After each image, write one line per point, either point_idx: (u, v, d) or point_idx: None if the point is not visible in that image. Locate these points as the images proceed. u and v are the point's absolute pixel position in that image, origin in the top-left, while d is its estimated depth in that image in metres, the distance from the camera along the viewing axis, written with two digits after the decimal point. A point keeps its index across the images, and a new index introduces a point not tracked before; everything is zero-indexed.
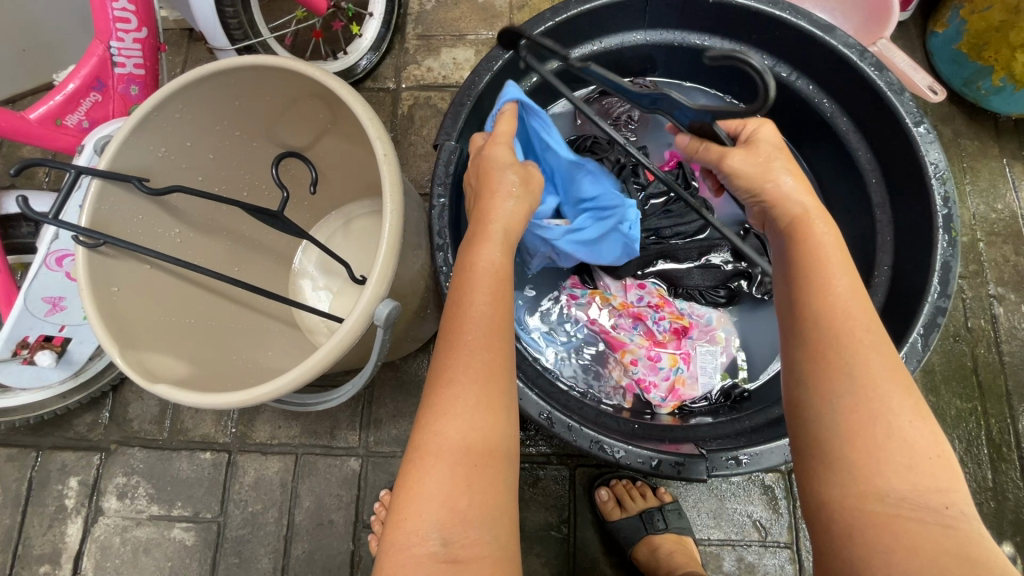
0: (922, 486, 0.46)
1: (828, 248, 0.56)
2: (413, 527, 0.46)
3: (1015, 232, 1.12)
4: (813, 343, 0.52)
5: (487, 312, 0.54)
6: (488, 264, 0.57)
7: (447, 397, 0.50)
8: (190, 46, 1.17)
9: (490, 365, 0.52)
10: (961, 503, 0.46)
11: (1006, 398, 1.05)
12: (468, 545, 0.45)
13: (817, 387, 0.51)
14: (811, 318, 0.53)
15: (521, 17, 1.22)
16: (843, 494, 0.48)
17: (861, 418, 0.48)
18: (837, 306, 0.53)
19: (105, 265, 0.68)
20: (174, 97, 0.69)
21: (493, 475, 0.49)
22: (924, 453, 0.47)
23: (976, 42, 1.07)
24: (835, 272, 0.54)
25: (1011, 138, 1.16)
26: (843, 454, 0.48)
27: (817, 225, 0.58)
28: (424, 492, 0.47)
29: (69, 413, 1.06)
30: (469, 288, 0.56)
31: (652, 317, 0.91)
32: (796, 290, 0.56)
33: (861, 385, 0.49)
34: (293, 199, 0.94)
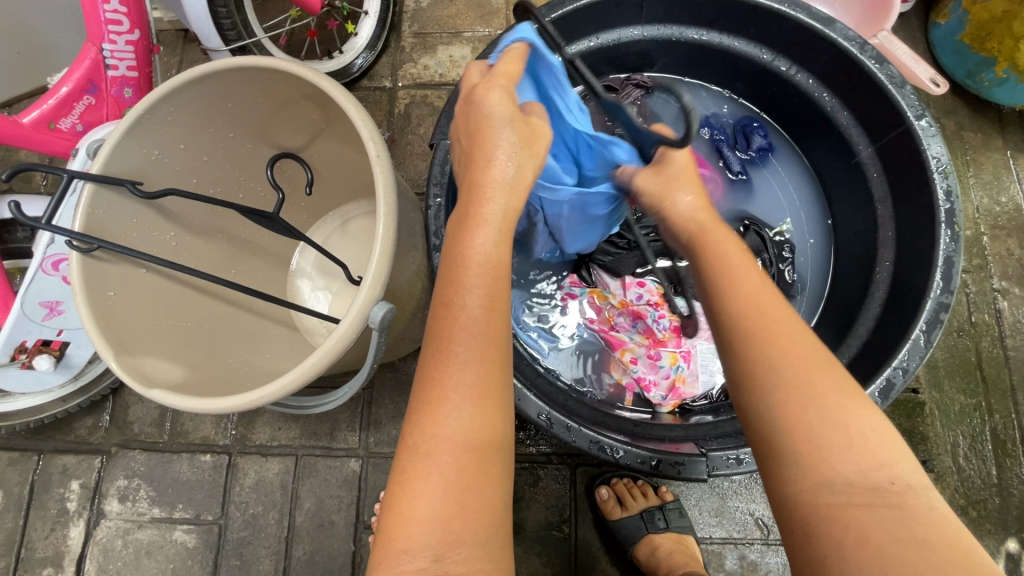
0: (866, 464, 0.45)
1: (733, 254, 0.59)
2: (406, 543, 0.46)
3: (1019, 225, 1.11)
4: (734, 339, 0.53)
5: (481, 316, 0.51)
6: (482, 259, 0.53)
7: (439, 410, 0.49)
8: (185, 47, 1.16)
9: (484, 374, 0.50)
10: (903, 474, 0.46)
11: (1010, 393, 1.04)
12: (460, 560, 0.45)
13: (747, 378, 0.51)
14: (730, 316, 0.54)
15: (517, 13, 1.21)
16: (799, 488, 0.46)
17: (796, 406, 0.48)
18: (750, 302, 0.53)
19: (100, 269, 0.68)
20: (166, 100, 0.68)
21: (485, 486, 0.49)
22: (865, 437, 0.47)
23: (979, 33, 1.05)
24: (741, 278, 0.56)
25: (1015, 130, 1.15)
26: (785, 443, 0.47)
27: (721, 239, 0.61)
28: (416, 508, 0.47)
29: (69, 417, 1.06)
30: (461, 287, 0.52)
31: (652, 316, 0.89)
32: (715, 290, 0.56)
33: (790, 374, 0.49)
34: (289, 200, 0.93)
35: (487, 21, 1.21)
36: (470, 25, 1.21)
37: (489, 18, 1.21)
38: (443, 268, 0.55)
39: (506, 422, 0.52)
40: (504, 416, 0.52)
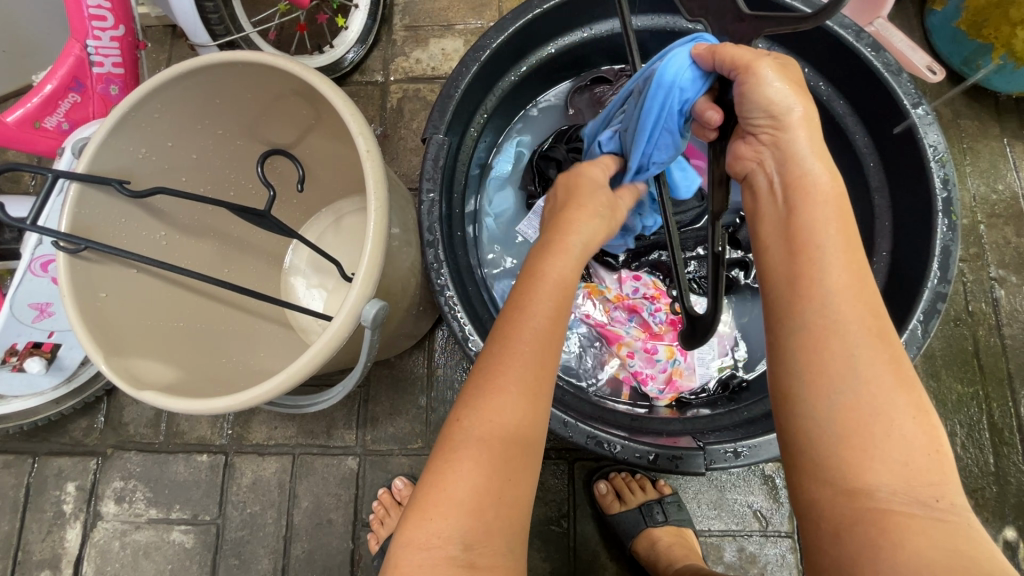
0: (916, 480, 0.45)
1: (829, 215, 0.51)
2: (437, 529, 0.46)
3: (1016, 213, 1.10)
4: (815, 330, 0.49)
5: (545, 323, 0.52)
6: (559, 274, 0.54)
7: (493, 405, 0.48)
8: (173, 43, 1.15)
9: (542, 375, 0.50)
10: (952, 493, 0.45)
11: (1008, 381, 1.04)
12: (486, 554, 0.45)
13: (814, 378, 0.48)
14: (817, 301, 0.49)
15: (510, 4, 1.19)
16: (833, 493, 0.46)
17: (857, 415, 0.46)
18: (828, 284, 0.49)
19: (89, 270, 0.67)
20: (151, 96, 0.67)
21: (521, 480, 0.49)
22: (920, 449, 0.46)
23: (976, 19, 1.04)
24: (828, 251, 0.50)
25: (1012, 118, 1.14)
26: (833, 452, 0.47)
27: (817, 180, 0.53)
28: (453, 496, 0.46)
29: (64, 418, 1.06)
30: (533, 294, 0.53)
31: (647, 309, 0.90)
32: (803, 264, 0.51)
33: (862, 381, 0.47)
34: (281, 197, 0.92)
35: (480, 12, 1.19)
36: (463, 18, 1.19)
37: (481, 10, 1.19)
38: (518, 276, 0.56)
39: (547, 424, 0.51)
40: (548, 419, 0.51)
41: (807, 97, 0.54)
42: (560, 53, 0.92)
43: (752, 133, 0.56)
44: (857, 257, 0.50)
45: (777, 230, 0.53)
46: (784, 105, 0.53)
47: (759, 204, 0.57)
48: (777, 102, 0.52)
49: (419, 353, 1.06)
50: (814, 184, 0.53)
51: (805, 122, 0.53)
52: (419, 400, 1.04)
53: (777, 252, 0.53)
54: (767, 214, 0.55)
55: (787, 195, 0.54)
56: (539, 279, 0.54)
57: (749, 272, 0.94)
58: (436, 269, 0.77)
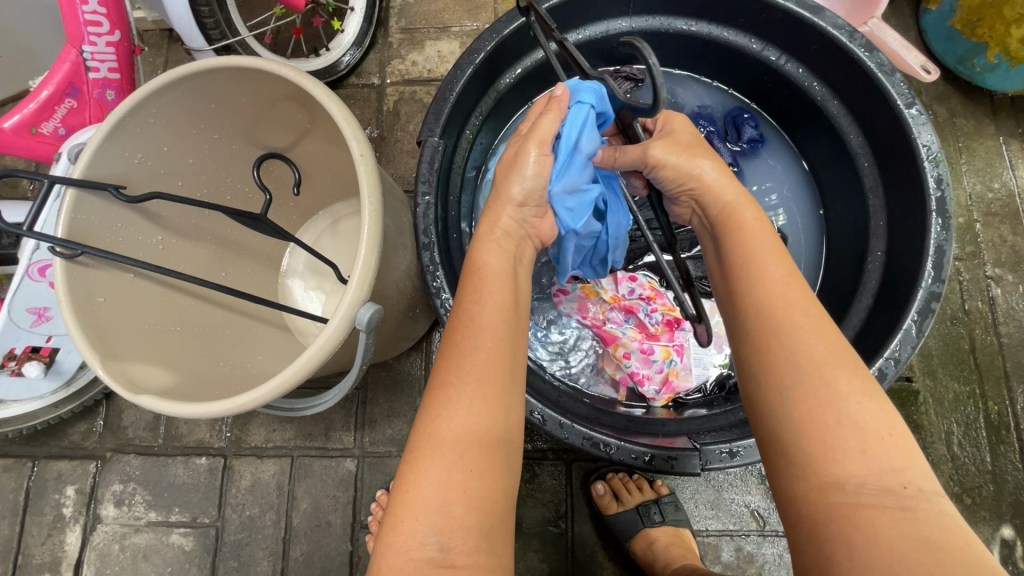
0: (878, 468, 0.45)
1: (760, 236, 0.57)
2: (409, 530, 0.46)
3: (1012, 211, 1.11)
4: (756, 333, 0.52)
5: (482, 312, 0.54)
6: (492, 266, 0.58)
7: (443, 397, 0.50)
8: (170, 47, 1.15)
9: (492, 364, 0.51)
10: (918, 480, 0.45)
11: (1004, 379, 1.04)
12: (464, 551, 0.45)
13: (766, 379, 0.50)
14: (753, 309, 0.53)
15: (506, 6, 1.19)
16: (807, 487, 0.47)
17: (810, 407, 0.47)
18: (767, 289, 0.53)
19: (86, 275, 0.67)
20: (147, 101, 0.67)
21: (493, 477, 0.48)
22: (876, 434, 0.46)
23: (970, 18, 1.05)
24: (764, 263, 0.55)
25: (1008, 116, 1.14)
26: (799, 444, 0.47)
27: (744, 211, 0.60)
28: (420, 495, 0.47)
29: (63, 422, 1.06)
30: (476, 289, 0.56)
31: (644, 310, 0.90)
32: (737, 282, 0.56)
33: (808, 371, 0.48)
34: (277, 201, 0.92)
35: (475, 14, 1.20)
36: (459, 20, 1.20)
37: (477, 12, 1.20)
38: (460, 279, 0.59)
39: (514, 419, 0.52)
40: (511, 412, 0.51)
41: (696, 148, 0.66)
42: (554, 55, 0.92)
43: (676, 196, 0.68)
44: (790, 265, 0.54)
45: (719, 266, 0.60)
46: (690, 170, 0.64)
47: (710, 242, 0.64)
48: (678, 173, 0.65)
49: (417, 355, 1.06)
50: (739, 216, 0.60)
51: (714, 172, 0.64)
52: (417, 401, 1.05)
53: (723, 279, 0.59)
54: (714, 251, 0.63)
55: (721, 229, 0.61)
56: (475, 274, 0.57)
57: None
58: (432, 272, 0.77)
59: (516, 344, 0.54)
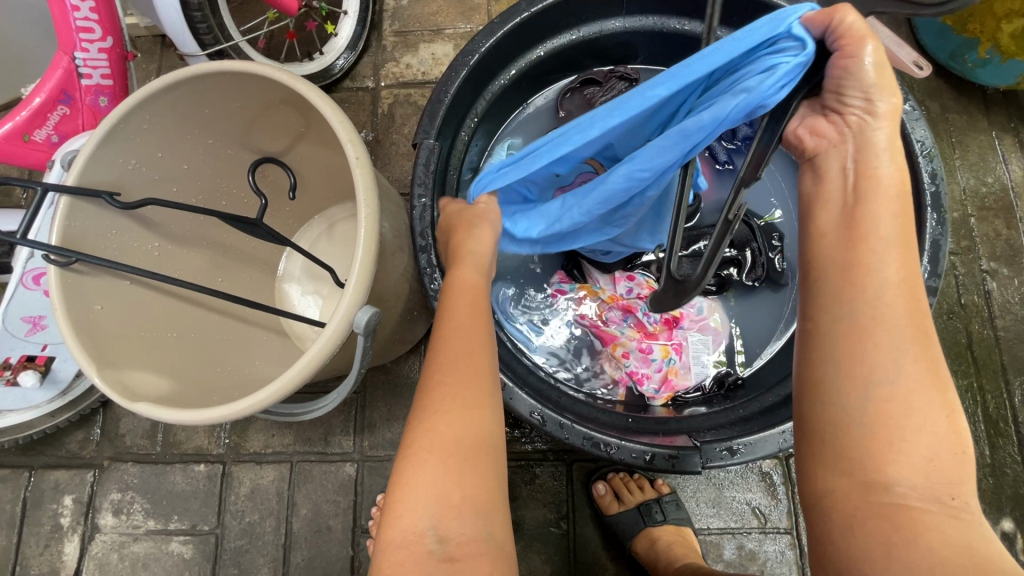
0: (937, 479, 0.46)
1: (888, 225, 0.50)
2: (408, 524, 0.48)
3: (1006, 205, 1.11)
4: (859, 318, 0.49)
5: (467, 323, 0.58)
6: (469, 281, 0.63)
7: (438, 396, 0.52)
8: (163, 52, 1.15)
9: (475, 365, 0.55)
10: (967, 496, 0.47)
11: (1002, 373, 1.05)
12: (464, 542, 0.47)
13: (849, 367, 0.49)
14: (865, 291, 0.49)
15: (499, 8, 1.20)
16: (850, 483, 0.48)
17: (890, 407, 0.47)
18: (873, 293, 0.49)
19: (80, 283, 0.67)
20: (141, 106, 0.67)
21: (486, 471, 0.51)
22: (944, 451, 0.47)
23: (960, 14, 1.05)
24: (886, 245, 0.49)
25: (999, 111, 1.15)
26: (858, 441, 0.48)
27: (881, 169, 0.51)
28: (418, 489, 0.48)
29: (60, 431, 1.05)
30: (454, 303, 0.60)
31: (642, 309, 0.90)
32: (854, 256, 0.50)
33: (902, 377, 0.47)
34: (273, 205, 0.92)
35: (469, 17, 1.20)
36: (452, 22, 1.20)
37: (470, 14, 1.20)
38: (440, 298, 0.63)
39: (500, 416, 0.55)
40: (497, 411, 0.54)
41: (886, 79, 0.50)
42: (548, 56, 0.92)
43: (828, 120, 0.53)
44: (911, 266, 0.50)
45: (834, 227, 0.52)
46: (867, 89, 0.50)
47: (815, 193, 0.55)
48: (862, 85, 0.50)
49: (415, 358, 1.06)
50: (880, 182, 0.51)
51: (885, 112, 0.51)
52: None
53: (825, 246, 0.53)
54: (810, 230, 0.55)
55: (854, 194, 0.52)
56: None
57: (744, 270, 0.93)
58: (429, 274, 0.76)
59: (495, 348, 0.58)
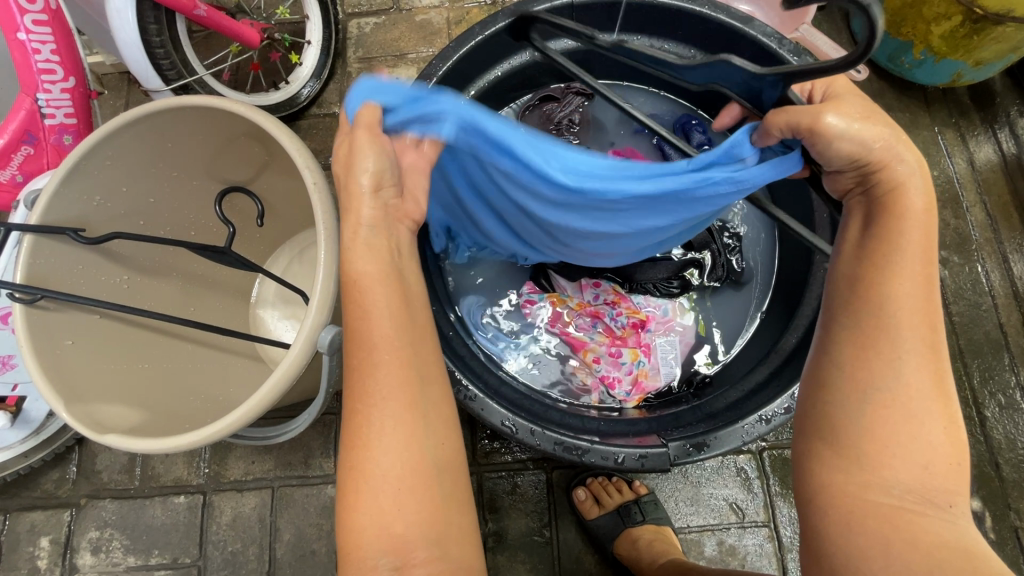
0: (931, 484, 0.48)
1: (917, 235, 0.50)
2: (360, 553, 0.48)
3: (953, 196, 1.17)
4: (867, 328, 0.50)
5: (378, 328, 0.50)
6: (371, 274, 0.51)
7: (365, 422, 0.49)
8: (129, 89, 1.17)
9: (403, 387, 0.50)
10: (963, 503, 0.48)
11: (960, 356, 1.09)
12: (417, 565, 0.47)
13: (853, 372, 0.50)
14: (875, 301, 0.50)
15: (459, 32, 1.24)
16: (847, 480, 0.49)
17: (889, 413, 0.48)
18: (888, 302, 0.49)
19: (47, 320, 0.67)
20: (103, 144, 0.68)
21: (433, 497, 0.50)
22: (943, 459, 0.48)
23: (895, 18, 1.10)
24: (910, 257, 0.50)
25: (939, 108, 1.22)
26: (857, 442, 0.49)
27: (913, 196, 0.51)
28: (361, 522, 0.48)
29: (35, 472, 1.04)
30: (365, 299, 0.51)
31: (609, 314, 0.94)
32: (868, 268, 0.51)
33: (905, 384, 0.48)
34: (242, 233, 0.93)
35: (430, 41, 1.24)
36: (414, 47, 1.23)
37: (432, 38, 1.24)
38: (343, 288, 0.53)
39: (432, 427, 0.51)
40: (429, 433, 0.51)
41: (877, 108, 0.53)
42: (506, 74, 0.95)
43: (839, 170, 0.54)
44: (930, 272, 0.50)
45: (852, 241, 0.54)
46: (862, 139, 0.50)
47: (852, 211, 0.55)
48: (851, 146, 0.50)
49: None
50: (905, 197, 0.51)
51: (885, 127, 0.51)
52: None
53: (845, 257, 0.54)
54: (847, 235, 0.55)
55: (873, 206, 0.52)
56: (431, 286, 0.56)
57: (705, 272, 0.96)
58: None
59: (420, 345, 0.53)
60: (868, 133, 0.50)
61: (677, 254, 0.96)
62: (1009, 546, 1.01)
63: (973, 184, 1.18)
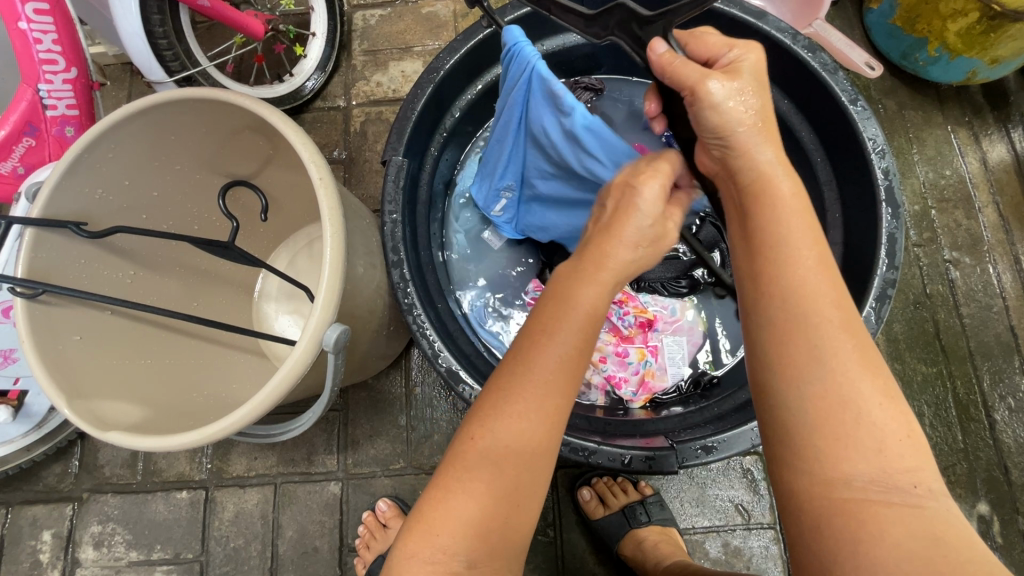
0: (890, 467, 0.45)
1: (793, 214, 0.52)
2: (442, 544, 0.46)
3: (965, 196, 1.15)
4: (778, 321, 0.49)
5: (564, 351, 0.49)
6: (587, 305, 0.50)
7: (505, 429, 0.48)
8: (132, 80, 1.15)
9: (555, 404, 0.49)
10: (929, 480, 0.46)
11: (969, 359, 1.08)
12: (491, 567, 0.46)
13: (782, 372, 0.48)
14: (779, 294, 0.49)
15: (466, 25, 1.22)
16: (810, 481, 0.46)
17: (829, 405, 0.46)
18: (787, 286, 0.49)
19: (49, 316, 0.66)
20: (106, 136, 0.67)
21: (523, 505, 0.48)
22: (894, 437, 0.46)
23: (909, 15, 1.09)
24: (798, 235, 0.51)
25: (953, 106, 1.20)
26: (811, 441, 0.46)
27: (783, 181, 0.53)
28: (455, 514, 0.47)
29: (37, 466, 1.03)
30: (558, 321, 0.50)
31: (616, 314, 0.92)
32: (764, 262, 0.51)
33: (830, 370, 0.47)
34: (245, 227, 0.92)
35: (437, 34, 1.22)
36: (421, 40, 1.22)
37: (438, 31, 1.22)
38: (546, 296, 0.52)
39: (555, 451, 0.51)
40: (554, 455, 0.50)
41: (768, 98, 0.56)
42: None
43: (706, 146, 0.58)
44: (821, 249, 0.50)
45: (742, 231, 0.55)
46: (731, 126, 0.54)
47: (734, 209, 0.58)
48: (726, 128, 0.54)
49: (396, 373, 1.06)
50: (774, 184, 0.53)
51: (752, 111, 0.54)
52: (399, 420, 1.04)
53: (743, 256, 0.54)
54: (738, 226, 0.56)
55: (747, 200, 0.54)
56: None
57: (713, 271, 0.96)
58: (402, 288, 0.77)
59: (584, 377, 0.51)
60: (738, 113, 0.54)
61: (685, 254, 0.96)
62: (1017, 551, 1.01)
63: (986, 184, 1.16)
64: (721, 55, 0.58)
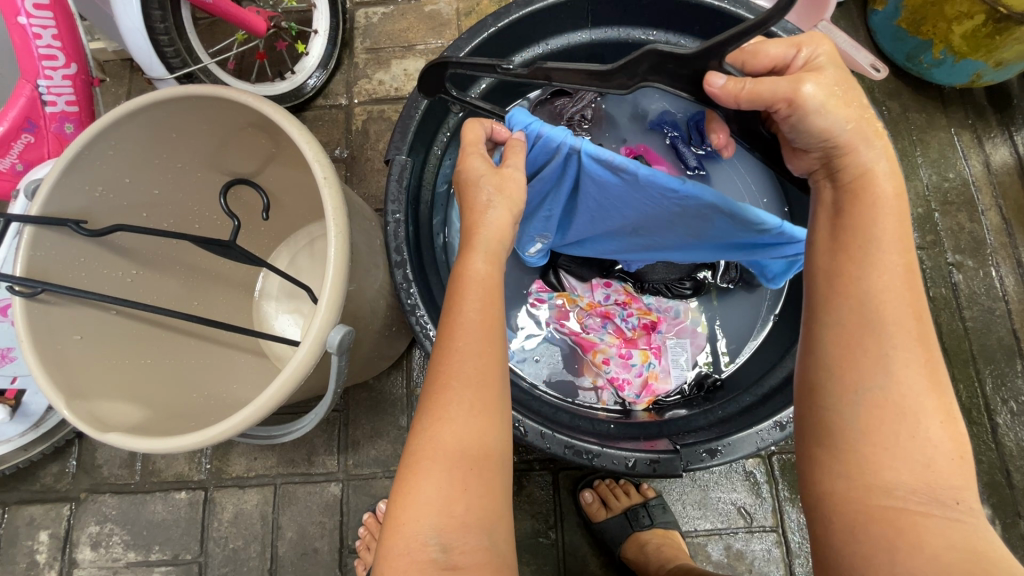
0: (937, 481, 0.45)
1: (887, 219, 0.50)
2: (412, 530, 0.45)
3: (969, 199, 1.15)
4: (850, 323, 0.49)
5: (476, 319, 0.52)
6: (475, 272, 0.54)
7: (441, 400, 0.49)
8: (132, 76, 1.14)
9: (481, 370, 0.50)
10: (971, 498, 0.45)
11: (972, 362, 1.08)
12: (467, 552, 0.44)
13: (842, 373, 0.48)
14: (854, 295, 0.49)
15: (468, 24, 1.21)
16: (849, 487, 0.47)
17: (884, 412, 0.46)
18: (869, 290, 0.48)
19: (49, 315, 0.66)
20: (106, 133, 0.66)
21: (492, 486, 0.48)
22: (945, 454, 0.45)
23: (914, 17, 1.09)
24: (888, 239, 0.49)
25: (956, 109, 1.20)
26: (856, 445, 0.47)
27: (880, 183, 0.51)
28: (421, 497, 0.46)
29: (34, 466, 1.02)
30: (461, 294, 0.53)
31: (620, 316, 0.91)
32: (845, 261, 0.50)
33: (894, 379, 0.46)
34: (246, 225, 0.92)
35: (439, 32, 1.21)
36: (423, 38, 1.21)
37: (441, 30, 1.21)
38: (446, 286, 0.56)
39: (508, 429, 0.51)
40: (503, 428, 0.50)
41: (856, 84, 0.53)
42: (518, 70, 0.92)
43: (804, 150, 0.54)
44: (910, 259, 0.49)
45: (825, 228, 0.54)
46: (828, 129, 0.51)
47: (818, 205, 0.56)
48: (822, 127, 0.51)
49: (397, 374, 1.05)
50: (869, 185, 0.51)
51: (852, 106, 0.51)
52: (400, 420, 1.04)
53: (822, 251, 0.53)
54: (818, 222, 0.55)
55: (843, 198, 0.53)
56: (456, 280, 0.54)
57: (717, 273, 0.95)
58: (405, 289, 0.76)
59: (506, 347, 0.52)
60: (840, 113, 0.51)
61: None
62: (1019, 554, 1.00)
63: (989, 187, 1.16)
64: (789, 57, 0.53)
